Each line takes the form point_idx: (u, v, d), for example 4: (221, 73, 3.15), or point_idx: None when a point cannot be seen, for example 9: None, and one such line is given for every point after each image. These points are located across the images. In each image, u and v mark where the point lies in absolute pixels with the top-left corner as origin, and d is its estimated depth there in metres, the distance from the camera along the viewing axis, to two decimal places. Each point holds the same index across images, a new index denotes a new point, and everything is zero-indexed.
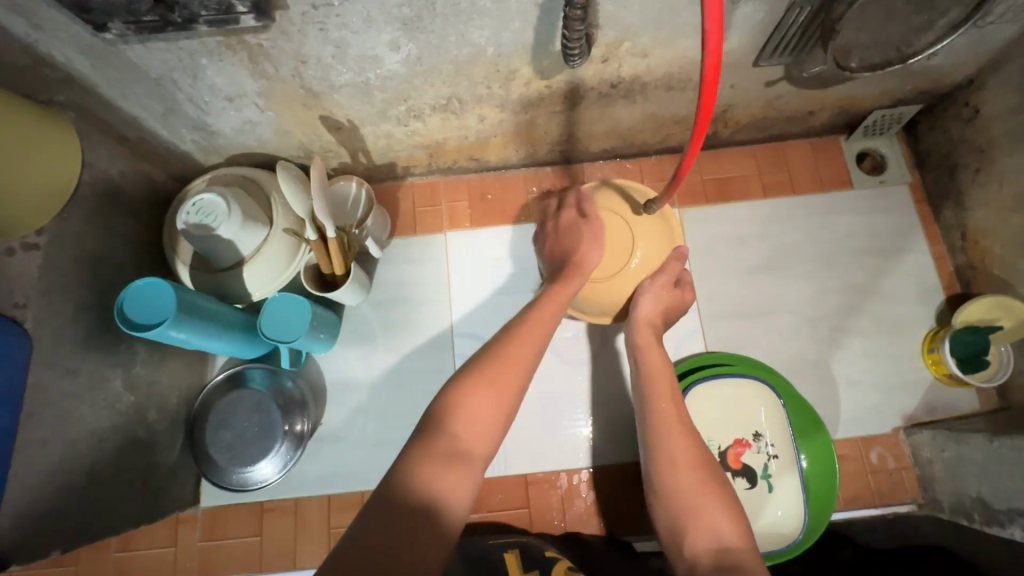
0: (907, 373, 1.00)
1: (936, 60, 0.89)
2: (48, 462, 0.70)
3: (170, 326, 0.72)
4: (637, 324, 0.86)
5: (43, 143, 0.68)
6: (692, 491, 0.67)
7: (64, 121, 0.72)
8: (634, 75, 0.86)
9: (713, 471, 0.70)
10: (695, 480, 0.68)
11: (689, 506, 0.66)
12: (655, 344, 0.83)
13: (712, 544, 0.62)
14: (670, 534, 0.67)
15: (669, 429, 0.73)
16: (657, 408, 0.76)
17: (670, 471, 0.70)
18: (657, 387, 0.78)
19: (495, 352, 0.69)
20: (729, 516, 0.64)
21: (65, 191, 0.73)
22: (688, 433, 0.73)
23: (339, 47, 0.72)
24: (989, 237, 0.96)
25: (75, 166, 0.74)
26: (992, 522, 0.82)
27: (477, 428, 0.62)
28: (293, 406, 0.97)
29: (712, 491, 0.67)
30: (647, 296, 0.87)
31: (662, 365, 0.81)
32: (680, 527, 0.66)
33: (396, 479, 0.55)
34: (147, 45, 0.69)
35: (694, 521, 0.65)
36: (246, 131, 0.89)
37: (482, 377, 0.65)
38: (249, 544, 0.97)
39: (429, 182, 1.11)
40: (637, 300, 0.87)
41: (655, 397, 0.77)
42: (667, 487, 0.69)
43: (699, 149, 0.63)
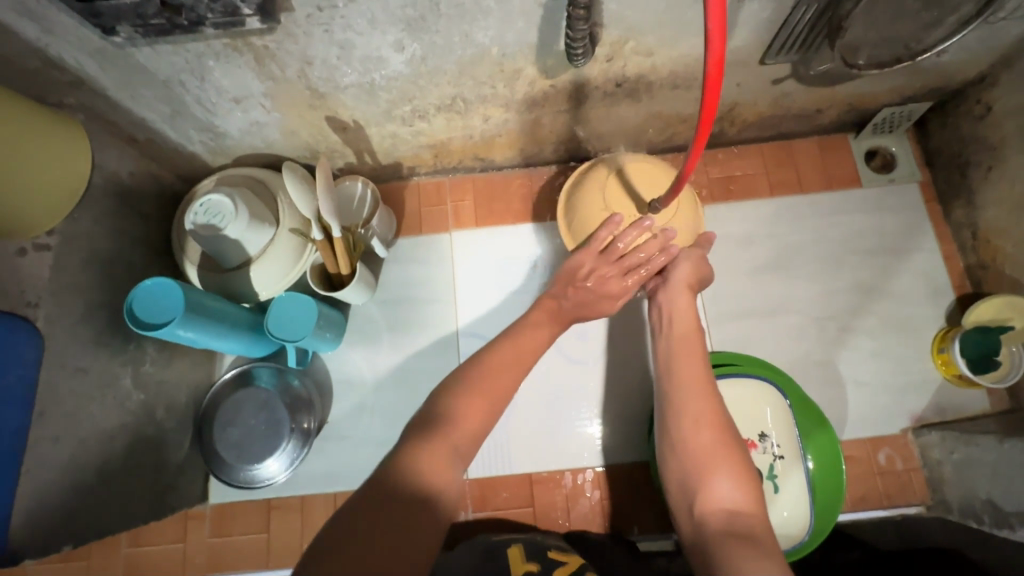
0: (916, 373, 0.99)
1: (946, 57, 0.88)
2: (59, 460, 0.71)
3: (179, 325, 0.73)
4: (676, 286, 0.82)
5: (54, 147, 0.69)
6: (708, 454, 0.66)
7: (75, 122, 0.74)
8: (639, 74, 0.86)
9: (732, 432, 0.68)
10: (714, 441, 0.66)
11: (705, 465, 0.65)
12: (688, 304, 0.81)
13: (723, 505, 0.62)
14: (682, 494, 0.66)
15: (692, 387, 0.71)
16: (680, 364, 0.74)
17: (688, 431, 0.68)
18: (682, 347, 0.76)
19: (490, 358, 0.70)
20: (745, 480, 0.63)
21: (75, 192, 0.74)
22: (710, 392, 0.71)
23: (344, 47, 0.73)
24: (1001, 236, 0.95)
25: (86, 168, 0.75)
26: (1002, 525, 0.81)
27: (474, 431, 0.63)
28: (300, 404, 0.97)
29: (730, 453, 0.66)
30: (683, 262, 0.82)
31: (691, 324, 0.78)
32: (694, 486, 0.65)
33: (397, 469, 0.56)
34: (155, 48, 0.70)
35: (707, 483, 0.64)
36: (253, 132, 0.90)
37: (479, 382, 0.66)
38: (257, 540, 0.98)
39: (434, 182, 1.11)
40: (672, 266, 0.83)
41: (681, 355, 0.75)
42: (685, 443, 0.68)
43: (702, 148, 0.62)
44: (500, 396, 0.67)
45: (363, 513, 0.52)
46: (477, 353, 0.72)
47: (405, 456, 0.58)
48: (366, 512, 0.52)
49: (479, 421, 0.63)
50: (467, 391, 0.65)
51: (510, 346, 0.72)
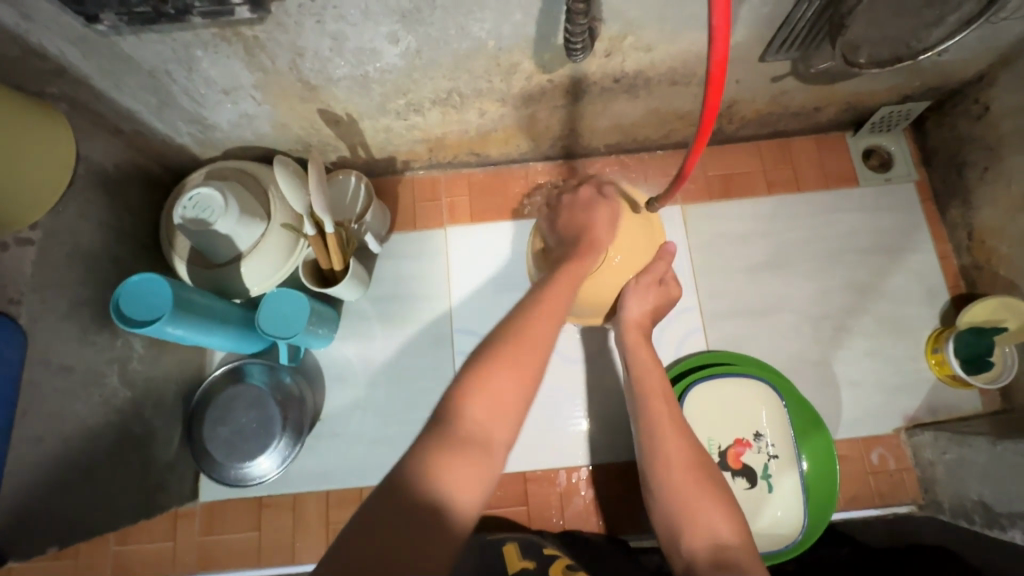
0: (909, 372, 0.99)
1: (946, 56, 0.87)
2: (43, 460, 0.69)
3: (166, 323, 0.71)
4: (626, 325, 0.85)
5: (36, 139, 0.67)
6: (687, 491, 0.66)
7: (58, 114, 0.71)
8: (637, 70, 0.84)
9: (706, 466, 0.69)
10: (689, 479, 0.67)
11: (685, 505, 0.65)
12: (645, 346, 0.83)
13: (708, 541, 0.62)
14: (667, 535, 0.65)
15: (662, 427, 0.72)
16: (648, 405, 0.75)
17: (665, 470, 0.68)
18: (650, 386, 0.77)
19: (510, 334, 0.66)
20: (725, 513, 0.64)
21: (57, 188, 0.71)
22: (680, 430, 0.72)
23: (337, 39, 0.71)
24: (996, 237, 0.95)
25: (68, 163, 0.73)
26: (993, 525, 0.81)
27: (496, 416, 0.60)
28: (291, 402, 0.96)
29: (706, 488, 0.66)
30: (634, 296, 0.86)
31: (653, 366, 0.80)
32: (676, 527, 0.65)
33: (404, 473, 0.53)
34: (141, 37, 0.68)
35: (691, 521, 0.64)
36: (243, 125, 0.88)
37: (501, 362, 0.62)
38: (248, 539, 0.97)
39: (429, 176, 1.10)
40: (625, 301, 0.86)
41: (647, 394, 0.76)
42: (663, 484, 0.68)
43: (703, 146, 0.62)
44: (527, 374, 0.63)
45: (372, 522, 0.49)
46: (495, 331, 0.68)
47: (413, 462, 0.54)
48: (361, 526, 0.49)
49: (505, 404, 0.60)
50: (489, 374, 0.61)
51: (531, 319, 0.69)
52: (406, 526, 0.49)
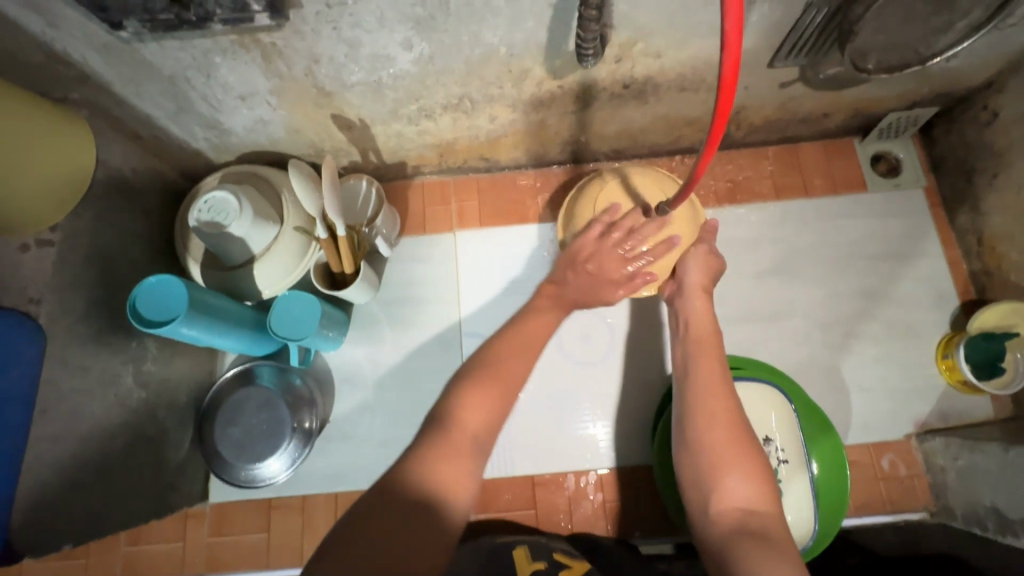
0: (919, 378, 0.98)
1: (955, 63, 0.88)
2: (58, 458, 0.70)
3: (182, 323, 0.72)
4: (690, 290, 0.84)
5: (56, 141, 0.68)
6: (725, 450, 0.65)
7: (79, 118, 0.73)
8: (646, 76, 0.85)
9: (748, 430, 0.67)
10: (731, 439, 0.66)
11: (721, 464, 0.64)
12: (706, 310, 0.81)
13: (738, 505, 0.61)
14: (694, 491, 0.65)
15: (710, 387, 0.71)
16: (696, 366, 0.75)
17: (705, 427, 0.67)
18: (703, 347, 0.77)
19: (495, 358, 0.70)
20: (758, 477, 0.63)
21: (76, 190, 0.73)
22: (726, 391, 0.71)
23: (352, 45, 0.72)
24: (1006, 242, 0.95)
25: (88, 165, 0.74)
26: (1006, 531, 0.80)
27: (484, 425, 0.63)
28: (301, 403, 0.97)
29: (745, 450, 0.65)
30: (693, 262, 0.86)
31: (709, 328, 0.79)
32: (707, 484, 0.64)
33: (410, 465, 0.57)
34: (162, 44, 0.70)
35: (722, 482, 0.63)
36: (258, 130, 0.90)
37: (489, 381, 0.66)
38: (256, 541, 0.97)
39: (438, 181, 1.11)
40: (683, 267, 0.86)
41: (698, 356, 0.76)
42: (701, 439, 0.67)
43: (715, 150, 0.62)
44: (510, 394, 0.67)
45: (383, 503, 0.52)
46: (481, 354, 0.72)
47: (418, 452, 0.58)
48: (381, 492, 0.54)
49: (488, 418, 0.63)
50: (476, 391, 0.65)
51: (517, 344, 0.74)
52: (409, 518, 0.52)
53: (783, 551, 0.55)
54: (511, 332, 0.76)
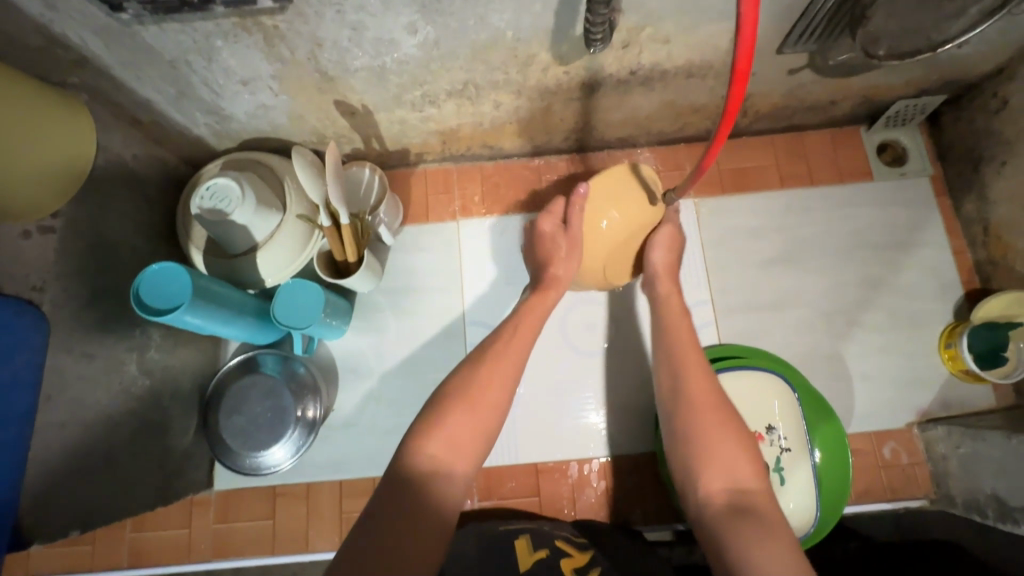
0: (922, 368, 0.99)
1: (965, 49, 0.87)
2: (64, 446, 0.70)
3: (186, 311, 0.72)
4: (659, 277, 0.88)
5: (41, 131, 0.65)
6: (710, 430, 0.66)
7: (79, 101, 0.72)
8: (654, 62, 0.84)
9: (731, 410, 0.68)
10: (716, 420, 0.66)
11: (708, 445, 0.65)
12: (676, 298, 0.86)
13: (727, 485, 0.61)
14: (685, 477, 0.65)
15: (690, 373, 0.72)
16: (675, 353, 0.76)
17: (689, 411, 0.68)
18: (679, 335, 0.79)
19: (472, 373, 0.67)
20: (745, 452, 0.63)
21: (81, 173, 0.72)
22: (705, 375, 0.72)
23: (356, 29, 0.71)
24: (1012, 232, 0.94)
25: (91, 148, 0.74)
26: (1006, 519, 0.81)
27: (459, 446, 0.60)
28: (305, 391, 0.97)
29: (730, 429, 0.66)
30: (658, 246, 0.89)
31: (681, 319, 0.82)
32: (696, 467, 0.64)
33: (407, 456, 0.59)
34: (163, 26, 0.68)
35: (710, 463, 0.63)
36: (260, 116, 0.89)
37: (460, 401, 0.63)
38: (261, 527, 0.98)
39: (441, 169, 1.10)
40: (649, 252, 0.89)
41: (677, 343, 0.78)
42: (686, 424, 0.68)
43: (725, 136, 0.62)
44: (490, 412, 0.64)
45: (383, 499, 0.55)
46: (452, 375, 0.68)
47: (403, 469, 0.57)
48: (372, 511, 0.54)
49: (467, 437, 0.61)
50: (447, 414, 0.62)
51: (495, 353, 0.71)
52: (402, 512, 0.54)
53: (774, 528, 0.56)
54: (500, 342, 0.73)
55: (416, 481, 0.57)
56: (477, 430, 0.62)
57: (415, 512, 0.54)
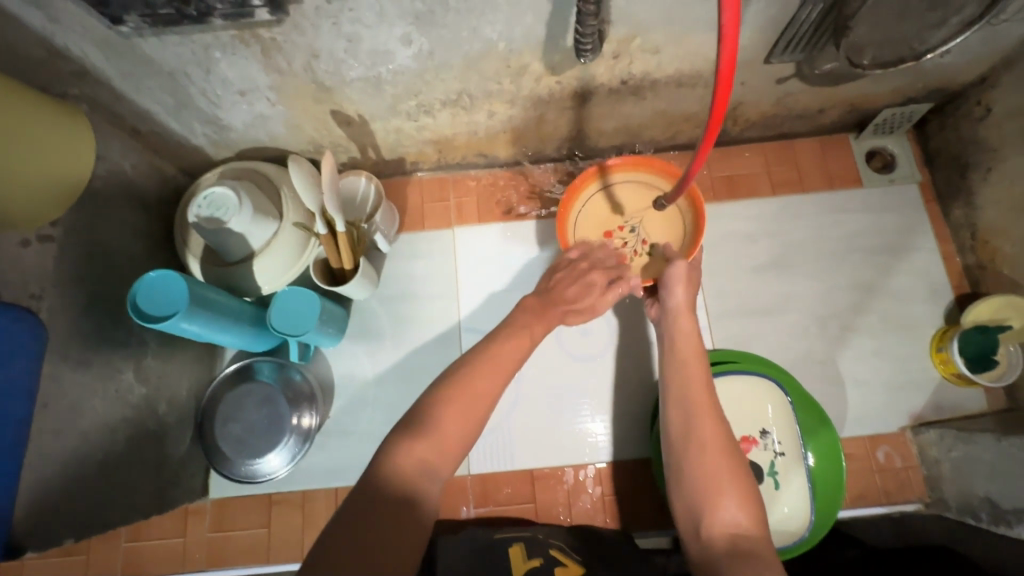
0: (914, 371, 1.00)
1: (948, 58, 0.89)
2: (62, 453, 0.70)
3: (182, 318, 0.72)
4: (676, 309, 0.82)
5: (39, 143, 0.66)
6: (713, 475, 0.65)
7: (78, 112, 0.73)
8: (645, 72, 0.86)
9: (737, 453, 0.67)
10: (721, 470, 0.66)
11: (712, 493, 0.64)
12: (695, 331, 0.80)
13: (728, 529, 0.62)
14: (687, 515, 0.66)
15: (699, 411, 0.71)
16: (687, 389, 0.73)
17: (696, 453, 0.67)
18: (693, 370, 0.75)
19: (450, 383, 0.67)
20: (748, 502, 0.63)
21: (78, 183, 0.73)
22: (716, 417, 0.70)
23: (352, 41, 0.72)
24: (1000, 237, 0.96)
25: (89, 158, 0.75)
26: (999, 521, 0.82)
27: (445, 448, 0.62)
28: (302, 399, 0.98)
29: (735, 479, 0.65)
30: (677, 284, 0.82)
31: (697, 353, 0.77)
32: (698, 507, 0.65)
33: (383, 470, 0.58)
34: (162, 39, 0.70)
35: (712, 507, 0.64)
36: (258, 126, 0.90)
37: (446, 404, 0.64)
38: (256, 536, 0.97)
39: (436, 177, 1.11)
40: (670, 289, 0.83)
41: (691, 380, 0.74)
42: (691, 467, 0.67)
43: (711, 145, 0.63)
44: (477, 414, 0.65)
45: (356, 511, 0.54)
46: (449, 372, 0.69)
47: (382, 470, 0.58)
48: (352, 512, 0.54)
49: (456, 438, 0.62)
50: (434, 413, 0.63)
51: (488, 355, 0.72)
52: (379, 524, 0.54)
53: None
54: (494, 345, 0.73)
55: (401, 482, 0.57)
56: (462, 432, 0.63)
57: (399, 512, 0.56)
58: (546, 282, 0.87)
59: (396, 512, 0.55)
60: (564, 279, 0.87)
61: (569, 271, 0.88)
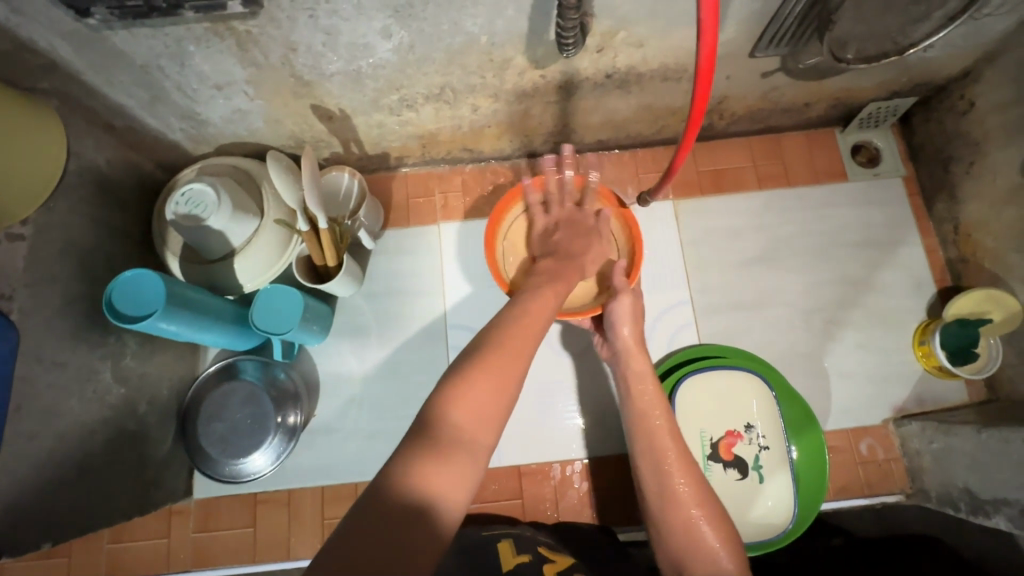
0: (897, 365, 1.00)
1: (932, 52, 0.89)
2: (37, 456, 0.69)
3: (160, 318, 0.71)
4: (625, 352, 0.84)
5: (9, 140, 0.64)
6: (691, 521, 0.69)
7: (46, 106, 0.71)
8: (629, 66, 0.85)
9: (709, 496, 0.72)
10: (697, 514, 0.70)
11: (694, 540, 0.68)
12: (648, 371, 0.82)
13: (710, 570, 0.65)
14: (669, 561, 0.69)
15: (667, 458, 0.74)
16: (653, 438, 0.76)
17: (672, 502, 0.71)
18: (655, 417, 0.78)
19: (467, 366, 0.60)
20: (728, 543, 0.67)
21: (49, 180, 0.71)
22: (686, 464, 0.74)
23: (330, 34, 0.71)
24: (981, 231, 0.96)
25: (60, 155, 0.73)
26: (979, 512, 0.83)
27: (472, 427, 0.56)
28: (286, 398, 0.97)
29: (713, 521, 0.69)
30: (623, 320, 0.84)
31: (655, 395, 0.80)
32: (680, 554, 0.68)
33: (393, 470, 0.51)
34: (133, 31, 0.68)
35: (694, 551, 0.67)
36: (236, 121, 0.88)
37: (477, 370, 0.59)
38: (242, 535, 0.97)
39: (421, 172, 1.10)
40: (616, 329, 0.85)
41: (655, 427, 0.77)
42: (667, 515, 0.71)
43: (693, 139, 0.63)
44: (508, 379, 0.60)
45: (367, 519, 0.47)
46: (477, 338, 0.65)
47: (407, 454, 0.52)
48: (374, 502, 0.48)
49: None
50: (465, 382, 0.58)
51: (513, 326, 0.67)
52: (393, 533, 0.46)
53: None
54: (507, 317, 0.68)
55: (416, 480, 0.50)
56: (492, 410, 0.57)
57: (424, 503, 0.49)
58: (548, 244, 0.89)
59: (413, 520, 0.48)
60: (565, 236, 0.89)
61: (570, 226, 0.90)
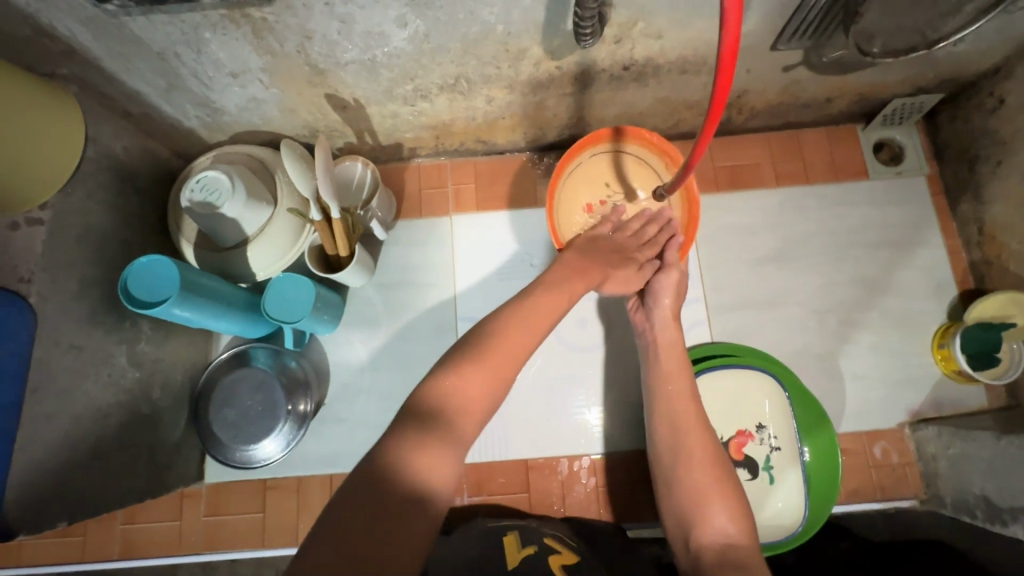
0: (914, 368, 0.98)
1: (962, 47, 0.86)
2: (54, 437, 0.70)
3: (174, 304, 0.72)
4: (660, 318, 0.83)
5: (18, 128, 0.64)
6: (704, 488, 0.70)
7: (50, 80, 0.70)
8: (647, 58, 0.84)
9: (724, 466, 0.72)
10: (709, 477, 0.71)
11: (705, 503, 0.69)
12: (677, 339, 0.82)
13: (717, 538, 0.66)
14: (678, 525, 0.70)
15: (685, 426, 0.74)
16: (673, 404, 0.76)
17: (686, 467, 0.72)
18: (677, 382, 0.78)
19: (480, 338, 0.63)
20: (737, 514, 0.68)
21: (76, 140, 0.73)
22: (704, 431, 0.74)
23: (345, 22, 0.70)
24: (1006, 232, 0.94)
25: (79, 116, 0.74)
26: (995, 520, 0.81)
27: (467, 408, 0.58)
28: (296, 386, 0.97)
29: (724, 490, 0.69)
30: (664, 292, 0.83)
31: (680, 360, 0.79)
32: (689, 518, 0.69)
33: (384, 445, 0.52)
34: (150, 18, 0.68)
35: (702, 516, 0.68)
36: (251, 109, 0.88)
37: (481, 358, 0.60)
38: (252, 520, 0.98)
39: (434, 164, 1.10)
40: (656, 299, 0.84)
41: (676, 393, 0.77)
42: (680, 481, 0.72)
43: (712, 132, 0.61)
44: (504, 372, 0.61)
45: (354, 489, 0.48)
46: (479, 326, 0.65)
47: (400, 432, 0.53)
48: (367, 472, 0.49)
49: None
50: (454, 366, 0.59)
51: (522, 312, 0.67)
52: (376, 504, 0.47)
53: None
54: (520, 308, 0.68)
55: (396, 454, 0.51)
56: (487, 389, 0.59)
57: (410, 481, 0.50)
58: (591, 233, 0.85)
59: (399, 501, 0.49)
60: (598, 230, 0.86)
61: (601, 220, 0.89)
